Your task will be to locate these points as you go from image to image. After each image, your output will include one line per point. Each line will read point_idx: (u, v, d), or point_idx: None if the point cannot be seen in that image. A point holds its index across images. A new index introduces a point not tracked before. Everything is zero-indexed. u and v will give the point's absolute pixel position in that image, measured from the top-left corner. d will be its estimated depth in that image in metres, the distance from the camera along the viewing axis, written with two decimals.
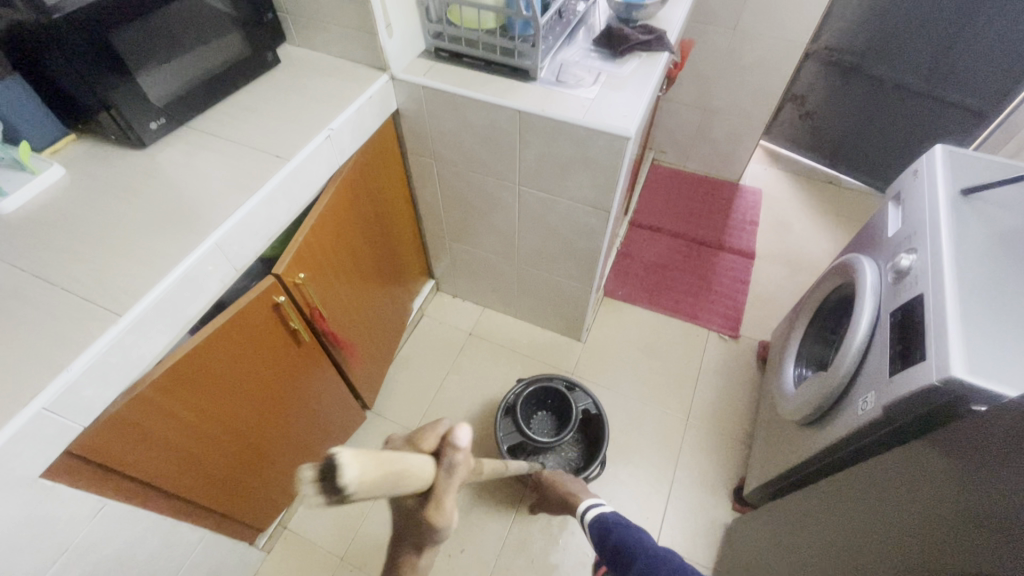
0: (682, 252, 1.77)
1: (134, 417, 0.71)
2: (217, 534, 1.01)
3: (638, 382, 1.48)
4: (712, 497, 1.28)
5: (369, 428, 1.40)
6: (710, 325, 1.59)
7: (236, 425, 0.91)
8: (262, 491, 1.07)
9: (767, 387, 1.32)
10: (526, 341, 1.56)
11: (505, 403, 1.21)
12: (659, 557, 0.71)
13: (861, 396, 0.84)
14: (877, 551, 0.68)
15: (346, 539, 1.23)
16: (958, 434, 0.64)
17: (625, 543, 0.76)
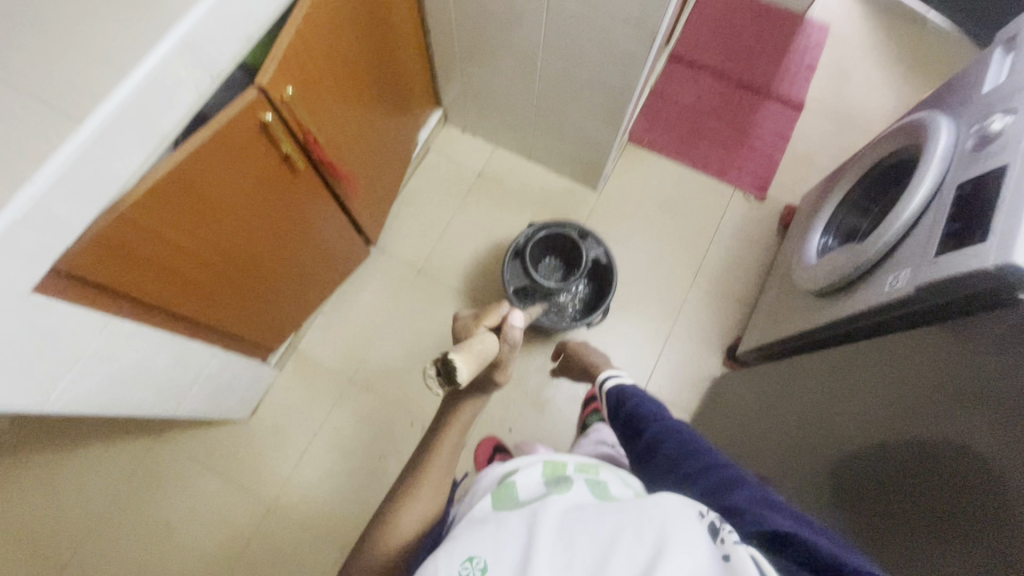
0: (723, 96, 1.56)
1: (120, 239, 0.66)
2: (228, 351, 1.06)
3: (650, 238, 1.43)
4: (705, 352, 1.33)
5: (374, 263, 1.39)
6: (737, 183, 1.47)
7: (234, 253, 0.87)
8: (268, 315, 1.10)
9: (784, 253, 1.27)
10: (539, 186, 1.47)
11: (515, 246, 1.17)
12: (685, 438, 0.65)
13: (894, 272, 0.79)
14: (872, 420, 0.70)
15: (353, 363, 1.31)
16: (995, 322, 0.60)
17: (645, 414, 0.71)
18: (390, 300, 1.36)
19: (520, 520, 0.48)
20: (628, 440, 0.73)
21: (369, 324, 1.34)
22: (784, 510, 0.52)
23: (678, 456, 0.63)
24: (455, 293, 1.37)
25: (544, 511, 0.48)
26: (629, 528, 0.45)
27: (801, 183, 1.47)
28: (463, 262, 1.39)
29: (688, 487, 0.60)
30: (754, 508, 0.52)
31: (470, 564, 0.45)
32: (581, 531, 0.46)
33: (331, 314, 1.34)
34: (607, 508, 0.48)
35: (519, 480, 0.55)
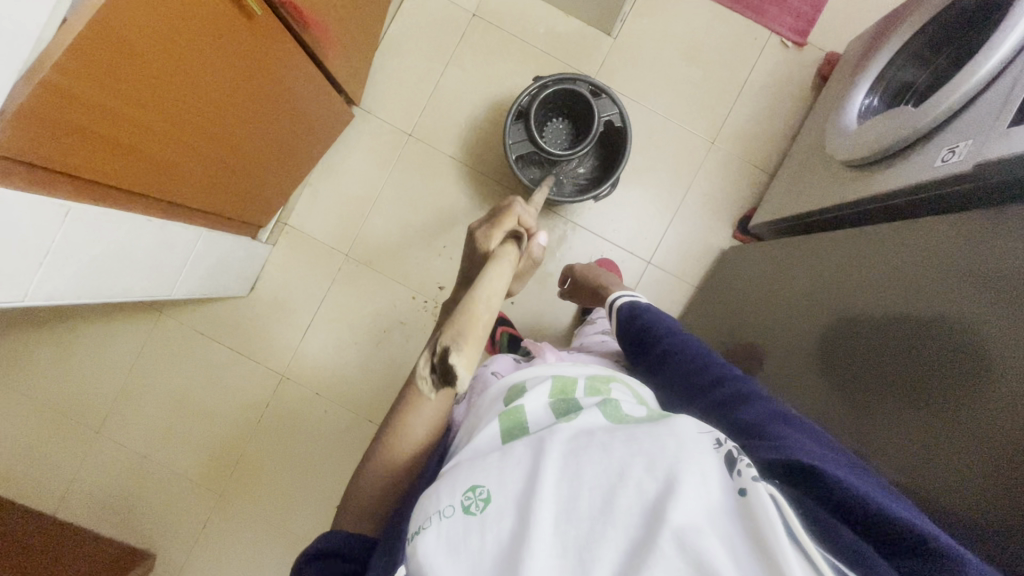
0: None
1: (55, 114, 0.56)
2: (212, 229, 1.00)
3: (667, 96, 1.27)
4: (715, 224, 1.27)
5: (359, 127, 1.25)
6: (775, 25, 1.26)
7: (197, 124, 0.76)
8: (247, 189, 1.02)
9: (816, 114, 1.14)
10: (544, 30, 1.26)
11: (518, 106, 1.03)
12: (697, 355, 0.72)
13: (948, 146, 0.70)
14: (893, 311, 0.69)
15: (348, 238, 1.25)
16: None
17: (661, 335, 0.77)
18: (380, 170, 1.26)
19: (528, 452, 0.49)
20: (639, 355, 0.79)
21: (361, 196, 1.25)
22: (796, 425, 0.57)
23: (690, 369, 0.70)
24: (451, 161, 1.25)
25: (549, 442, 0.49)
26: (640, 458, 0.45)
27: (851, 23, 1.25)
28: (459, 125, 1.25)
29: (700, 401, 0.66)
30: (769, 427, 0.57)
31: (474, 493, 0.47)
32: (590, 461, 0.46)
33: (319, 186, 1.25)
34: (618, 436, 0.48)
35: (526, 408, 0.57)
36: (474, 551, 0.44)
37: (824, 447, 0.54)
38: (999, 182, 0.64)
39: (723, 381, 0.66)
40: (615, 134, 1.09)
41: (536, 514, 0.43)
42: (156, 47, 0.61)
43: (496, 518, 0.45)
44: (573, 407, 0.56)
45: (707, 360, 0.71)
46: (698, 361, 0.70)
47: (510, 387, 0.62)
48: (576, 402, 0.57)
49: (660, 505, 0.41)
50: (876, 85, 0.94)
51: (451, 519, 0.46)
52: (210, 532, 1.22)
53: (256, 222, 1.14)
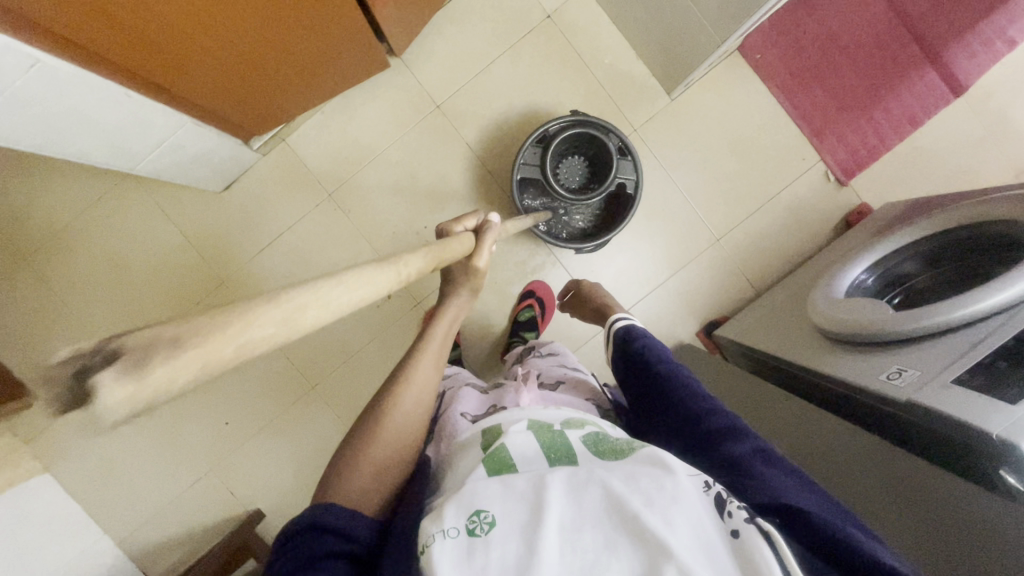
0: (880, 37, 1.20)
1: None
2: (202, 124, 0.96)
3: (696, 176, 1.24)
4: (687, 317, 1.26)
5: (392, 77, 1.20)
6: (827, 154, 1.23)
7: (212, 25, 0.72)
8: (252, 98, 0.98)
9: (820, 259, 1.13)
10: (608, 61, 1.21)
11: (543, 130, 1.00)
12: (689, 385, 0.66)
13: (898, 365, 0.70)
14: None
15: (337, 180, 1.22)
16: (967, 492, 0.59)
17: (653, 353, 0.73)
18: (395, 128, 1.22)
19: (524, 483, 0.47)
20: (627, 380, 0.73)
21: (366, 145, 1.22)
22: (784, 467, 0.56)
23: (680, 400, 0.64)
24: (467, 148, 1.22)
25: (549, 475, 0.47)
26: (639, 494, 0.45)
27: (896, 185, 1.24)
28: (488, 117, 1.21)
29: (690, 428, 0.62)
30: (758, 464, 0.55)
31: (479, 517, 0.44)
32: (591, 497, 0.46)
33: (331, 117, 1.21)
34: (617, 471, 0.47)
35: (511, 443, 0.52)
36: (478, 572, 0.42)
37: (810, 490, 0.54)
38: (922, 430, 0.65)
39: (710, 413, 0.61)
40: (622, 198, 1.06)
41: (542, 546, 0.42)
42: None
43: (502, 541, 0.43)
44: (564, 446, 0.52)
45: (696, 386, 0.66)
46: (691, 387, 0.66)
47: (487, 427, 0.56)
48: (563, 438, 0.53)
49: (661, 541, 0.42)
50: (878, 264, 0.92)
51: (454, 543, 0.43)
52: None
53: (252, 131, 1.11)
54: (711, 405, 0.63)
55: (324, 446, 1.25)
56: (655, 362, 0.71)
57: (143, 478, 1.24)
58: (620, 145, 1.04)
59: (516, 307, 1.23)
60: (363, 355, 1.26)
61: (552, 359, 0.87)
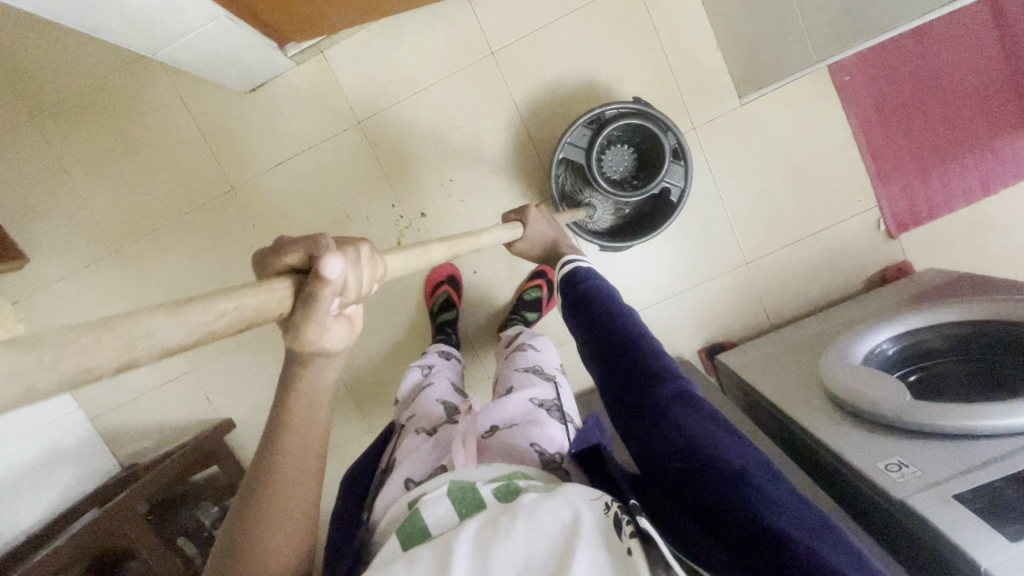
0: (983, 87, 1.08)
1: None
2: (236, 19, 0.88)
3: (744, 193, 1.17)
4: (693, 334, 1.22)
5: (452, 10, 1.10)
6: (885, 201, 1.16)
7: None
8: (292, 0, 0.88)
9: (846, 310, 1.08)
10: (686, 46, 1.10)
11: (598, 113, 0.93)
12: (632, 327, 0.66)
13: (898, 457, 0.67)
14: None
15: (370, 108, 1.14)
16: None
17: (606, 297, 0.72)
18: (442, 67, 1.12)
19: (430, 553, 0.48)
20: (573, 320, 0.72)
21: (407, 78, 1.13)
22: (706, 418, 0.55)
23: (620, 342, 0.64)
24: (512, 107, 1.13)
25: (457, 536, 0.49)
26: (541, 544, 0.47)
27: (947, 250, 1.17)
28: (544, 78, 1.12)
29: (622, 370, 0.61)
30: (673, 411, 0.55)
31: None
32: (498, 553, 0.47)
33: (376, 39, 1.11)
34: (518, 516, 0.49)
35: (426, 510, 0.54)
36: None
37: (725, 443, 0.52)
38: (897, 527, 0.65)
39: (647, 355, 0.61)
40: (662, 203, 1.01)
41: None
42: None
43: None
44: (476, 500, 0.54)
45: (638, 330, 0.66)
46: (632, 330, 0.65)
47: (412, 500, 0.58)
48: (475, 492, 0.55)
49: None
50: (904, 335, 0.88)
51: None
52: (88, 276, 1.21)
53: (288, 36, 1.02)
54: (649, 349, 0.62)
55: None
56: (607, 304, 0.70)
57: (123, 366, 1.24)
58: (676, 146, 0.98)
59: (523, 284, 1.19)
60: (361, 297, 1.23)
61: (530, 359, 0.87)
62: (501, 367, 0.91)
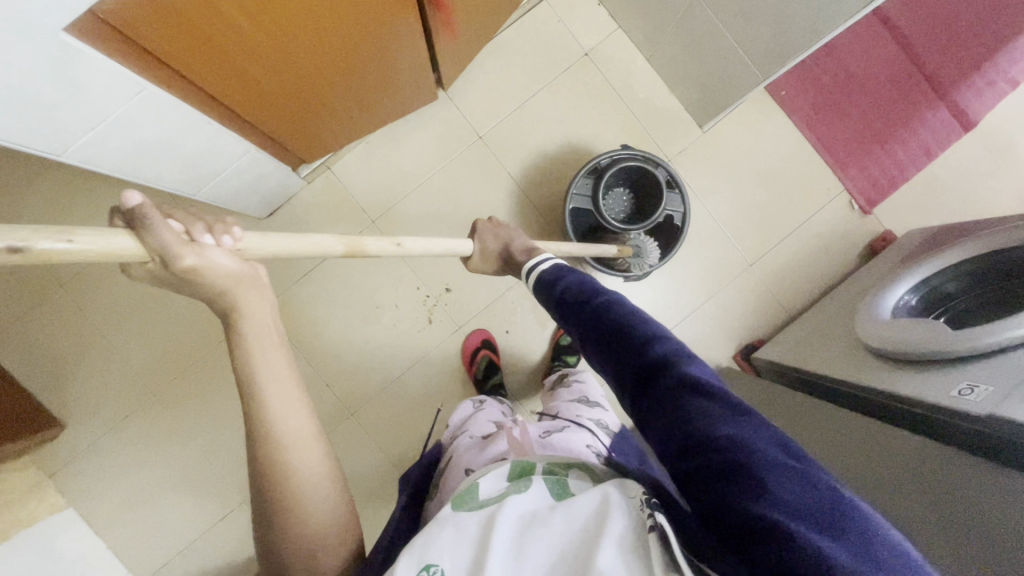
0: (895, 77, 1.28)
1: (180, 6, 0.54)
2: (264, 153, 0.98)
3: (728, 205, 1.29)
4: (723, 340, 1.28)
5: (438, 109, 1.25)
6: (850, 185, 1.30)
7: (302, 59, 0.75)
8: (311, 128, 1.00)
9: (854, 282, 1.17)
10: (643, 96, 1.27)
11: (595, 163, 1.05)
12: (623, 312, 0.58)
13: (968, 382, 0.72)
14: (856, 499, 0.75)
15: (381, 207, 1.24)
16: None
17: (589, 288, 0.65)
18: (439, 158, 1.25)
19: (476, 525, 0.48)
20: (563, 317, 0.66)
21: (410, 173, 1.25)
22: (717, 404, 0.47)
23: (612, 333, 0.57)
24: (508, 178, 1.25)
25: (500, 509, 0.48)
26: (578, 536, 0.45)
27: (916, 213, 1.30)
28: (530, 148, 1.26)
29: (618, 363, 0.55)
30: (678, 402, 0.48)
31: (428, 571, 0.45)
32: (534, 539, 0.45)
33: (376, 147, 1.24)
34: (556, 508, 0.48)
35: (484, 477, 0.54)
36: None
37: (737, 428, 0.45)
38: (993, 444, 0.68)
39: (640, 339, 0.54)
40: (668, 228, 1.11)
41: None
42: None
43: None
44: (528, 472, 0.54)
45: (628, 313, 0.58)
46: (623, 315, 0.58)
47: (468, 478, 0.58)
48: (532, 465, 0.55)
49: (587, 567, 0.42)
50: (919, 286, 0.96)
51: None
52: (128, 427, 1.20)
53: (304, 160, 1.12)
54: (644, 332, 0.55)
55: (361, 478, 1.21)
56: (589, 296, 0.64)
57: (174, 511, 1.20)
58: (668, 177, 1.09)
59: (556, 332, 1.25)
60: (402, 383, 1.24)
61: (576, 390, 0.90)
62: (552, 402, 0.94)
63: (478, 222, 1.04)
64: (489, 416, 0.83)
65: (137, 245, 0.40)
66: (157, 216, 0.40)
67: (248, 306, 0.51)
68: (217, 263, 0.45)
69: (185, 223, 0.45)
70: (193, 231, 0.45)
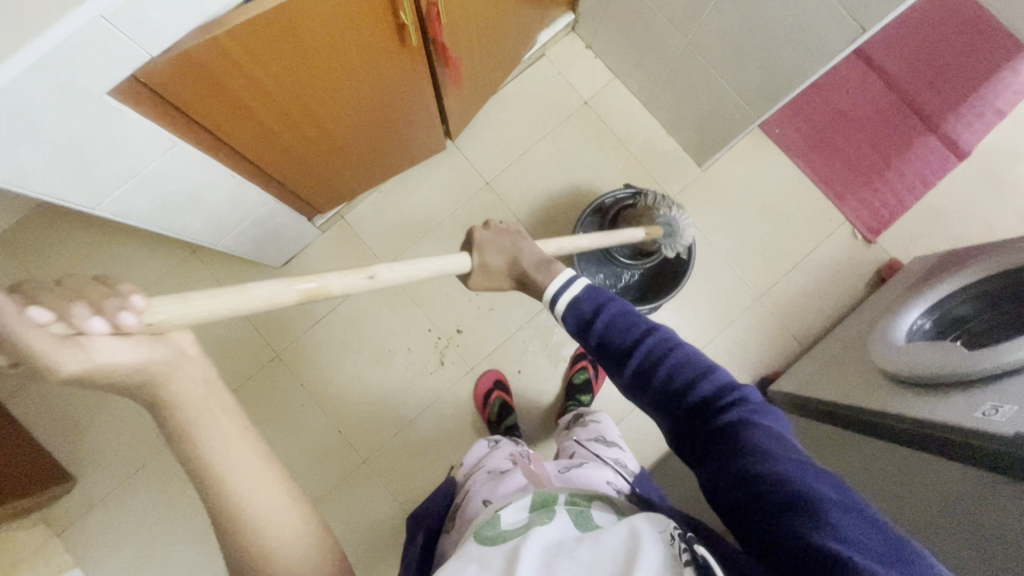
0: (884, 112, 1.33)
1: (209, 68, 0.60)
2: (283, 204, 1.03)
3: (733, 239, 1.31)
4: (737, 374, 1.27)
5: (446, 158, 1.30)
6: (852, 216, 1.32)
7: (320, 113, 0.81)
8: (329, 180, 1.05)
9: (864, 311, 1.17)
10: (642, 140, 1.33)
11: (599, 202, 1.10)
12: (683, 358, 0.59)
13: (994, 402, 0.69)
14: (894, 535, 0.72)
15: (393, 252, 1.27)
16: None
17: (631, 325, 0.62)
18: (448, 204, 1.29)
19: (500, 558, 0.46)
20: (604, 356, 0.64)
21: (420, 220, 1.29)
22: (784, 453, 0.50)
23: (674, 379, 0.58)
24: (516, 220, 1.29)
25: (523, 542, 0.46)
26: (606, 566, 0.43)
27: (919, 241, 1.31)
28: (536, 192, 1.30)
29: (684, 406, 0.58)
30: (748, 446, 0.51)
31: None
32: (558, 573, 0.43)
33: (387, 196, 1.29)
34: (583, 538, 0.46)
35: (506, 512, 0.52)
36: None
37: (806, 475, 0.47)
38: None
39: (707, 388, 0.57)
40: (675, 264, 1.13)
41: None
42: (312, 41, 0.65)
43: None
44: (553, 504, 0.52)
45: (691, 359, 0.59)
46: (685, 361, 0.59)
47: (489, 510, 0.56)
48: (554, 497, 0.53)
49: None
50: (931, 310, 0.97)
51: None
52: (139, 479, 1.19)
53: (320, 211, 1.17)
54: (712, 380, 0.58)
55: (374, 526, 1.18)
56: (635, 334, 0.62)
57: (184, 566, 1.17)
58: None
59: (569, 370, 1.25)
60: (414, 427, 1.23)
61: (592, 430, 0.89)
62: (564, 442, 0.92)
63: (472, 234, 0.73)
64: (504, 453, 0.80)
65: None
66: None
67: (171, 375, 0.43)
68: (107, 357, 0.39)
69: (61, 308, 0.37)
70: (68, 315, 0.37)
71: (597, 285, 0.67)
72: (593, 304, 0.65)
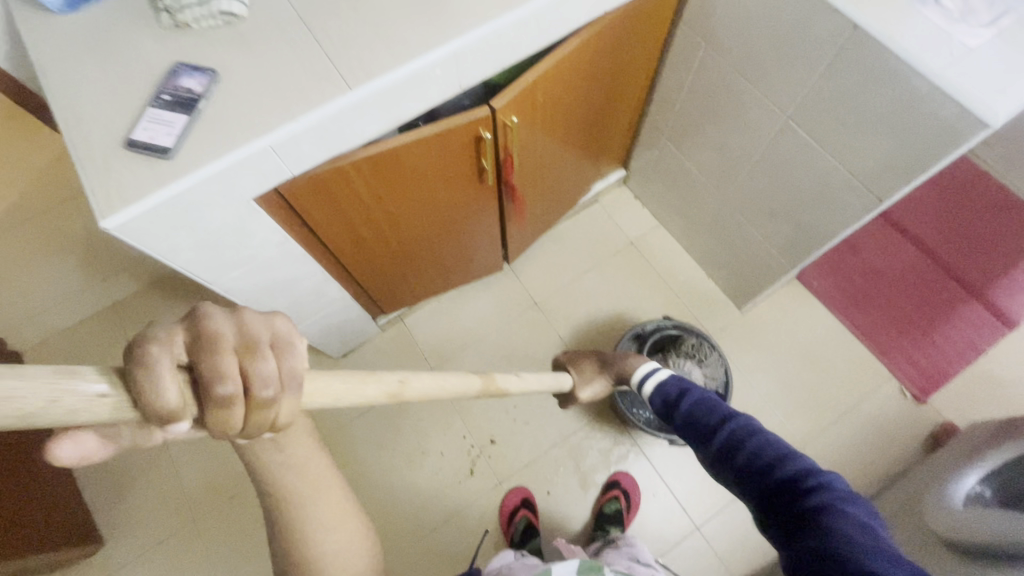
0: (922, 276, 1.38)
1: (330, 185, 0.78)
2: (356, 302, 1.17)
3: (773, 382, 1.32)
4: None
5: (501, 278, 1.44)
6: (899, 373, 1.31)
7: (404, 228, 0.98)
8: (399, 286, 1.20)
9: (919, 472, 1.10)
10: (683, 279, 1.43)
11: (639, 329, 1.17)
12: (764, 442, 0.60)
13: None
14: None
15: (442, 357, 1.36)
16: None
17: (711, 410, 0.68)
18: (498, 319, 1.40)
19: None
20: (688, 436, 0.69)
21: (470, 330, 1.39)
22: (872, 550, 0.47)
23: (757, 463, 0.59)
24: (559, 340, 1.37)
25: None
26: None
27: (975, 406, 1.27)
28: (581, 316, 1.39)
29: (769, 490, 0.57)
30: (831, 538, 0.49)
31: None
32: None
33: (444, 306, 1.42)
34: None
35: None
36: None
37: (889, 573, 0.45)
38: None
39: (793, 474, 0.56)
40: None
41: None
42: (404, 167, 0.83)
43: None
44: None
45: (773, 444, 0.60)
46: (766, 444, 0.60)
47: None
48: None
49: None
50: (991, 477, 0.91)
51: None
52: (160, 553, 1.20)
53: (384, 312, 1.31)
54: (799, 466, 0.57)
55: None
56: (713, 417, 0.67)
57: None
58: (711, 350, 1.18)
59: (600, 498, 1.21)
60: (435, 537, 1.20)
61: (628, 551, 0.89)
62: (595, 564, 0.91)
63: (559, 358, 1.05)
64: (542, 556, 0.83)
65: (176, 397, 0.31)
66: (169, 373, 0.31)
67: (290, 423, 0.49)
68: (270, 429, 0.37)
69: (256, 374, 0.34)
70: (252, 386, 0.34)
71: (681, 377, 0.79)
72: (677, 388, 0.75)
